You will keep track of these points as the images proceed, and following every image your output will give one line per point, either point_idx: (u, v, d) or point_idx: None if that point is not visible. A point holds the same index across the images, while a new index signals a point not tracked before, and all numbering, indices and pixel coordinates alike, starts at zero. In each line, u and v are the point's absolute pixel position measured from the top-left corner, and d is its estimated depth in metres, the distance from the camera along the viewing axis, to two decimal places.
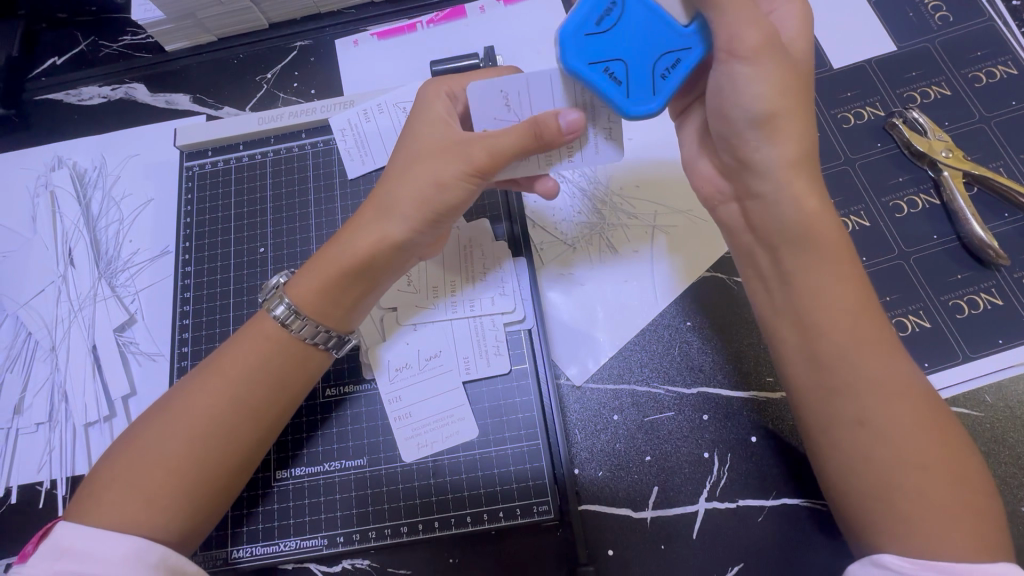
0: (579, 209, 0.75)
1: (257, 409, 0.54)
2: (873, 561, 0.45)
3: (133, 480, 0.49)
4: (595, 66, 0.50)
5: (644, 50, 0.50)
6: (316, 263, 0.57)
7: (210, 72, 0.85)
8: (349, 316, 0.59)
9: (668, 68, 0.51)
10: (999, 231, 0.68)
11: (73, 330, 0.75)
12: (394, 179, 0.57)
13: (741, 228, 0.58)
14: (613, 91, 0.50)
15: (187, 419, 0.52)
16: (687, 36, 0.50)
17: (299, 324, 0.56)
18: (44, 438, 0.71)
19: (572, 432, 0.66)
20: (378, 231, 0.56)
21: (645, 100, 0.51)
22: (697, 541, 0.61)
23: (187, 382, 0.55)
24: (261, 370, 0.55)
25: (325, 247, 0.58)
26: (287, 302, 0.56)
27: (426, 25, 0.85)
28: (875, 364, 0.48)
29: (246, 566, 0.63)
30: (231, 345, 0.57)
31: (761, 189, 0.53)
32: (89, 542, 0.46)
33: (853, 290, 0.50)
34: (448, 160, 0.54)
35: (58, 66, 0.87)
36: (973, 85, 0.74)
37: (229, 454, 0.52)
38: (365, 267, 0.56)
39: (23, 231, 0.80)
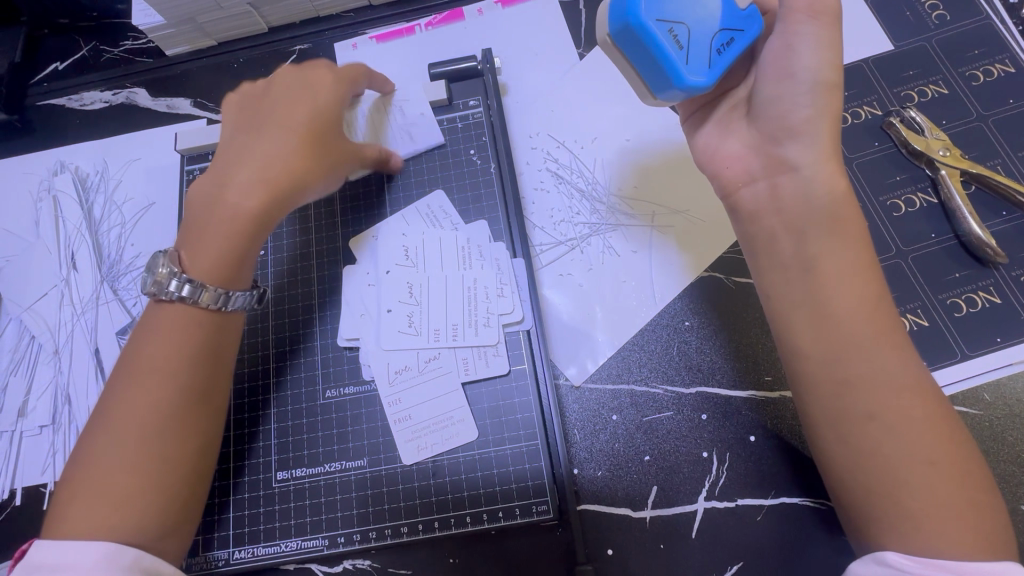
0: (577, 210, 0.75)
1: (197, 389, 0.55)
2: (876, 558, 0.46)
3: (99, 485, 0.50)
4: (661, 23, 0.50)
5: (704, 21, 0.52)
6: (206, 229, 0.59)
7: (211, 76, 0.85)
8: (240, 267, 0.59)
9: (721, 45, 0.53)
10: (997, 229, 0.68)
11: (76, 333, 0.75)
12: (267, 142, 0.61)
13: (754, 219, 0.57)
14: (672, 53, 0.51)
15: (129, 415, 0.52)
16: (739, 20, 0.54)
17: (203, 293, 0.57)
18: (48, 440, 0.71)
19: (571, 432, 0.66)
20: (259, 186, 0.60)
21: (701, 69, 0.52)
22: (696, 540, 0.61)
23: (113, 385, 0.54)
24: (192, 354, 0.55)
25: (208, 214, 0.59)
26: (188, 279, 0.56)
27: (425, 28, 0.86)
28: (884, 359, 0.49)
29: (247, 566, 0.63)
30: (146, 338, 0.56)
31: (797, 158, 0.53)
32: (63, 554, 0.47)
33: (864, 286, 0.51)
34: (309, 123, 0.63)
35: (60, 71, 0.87)
36: (971, 84, 0.74)
37: (183, 440, 0.53)
38: (257, 222, 0.60)
39: (26, 235, 0.80)
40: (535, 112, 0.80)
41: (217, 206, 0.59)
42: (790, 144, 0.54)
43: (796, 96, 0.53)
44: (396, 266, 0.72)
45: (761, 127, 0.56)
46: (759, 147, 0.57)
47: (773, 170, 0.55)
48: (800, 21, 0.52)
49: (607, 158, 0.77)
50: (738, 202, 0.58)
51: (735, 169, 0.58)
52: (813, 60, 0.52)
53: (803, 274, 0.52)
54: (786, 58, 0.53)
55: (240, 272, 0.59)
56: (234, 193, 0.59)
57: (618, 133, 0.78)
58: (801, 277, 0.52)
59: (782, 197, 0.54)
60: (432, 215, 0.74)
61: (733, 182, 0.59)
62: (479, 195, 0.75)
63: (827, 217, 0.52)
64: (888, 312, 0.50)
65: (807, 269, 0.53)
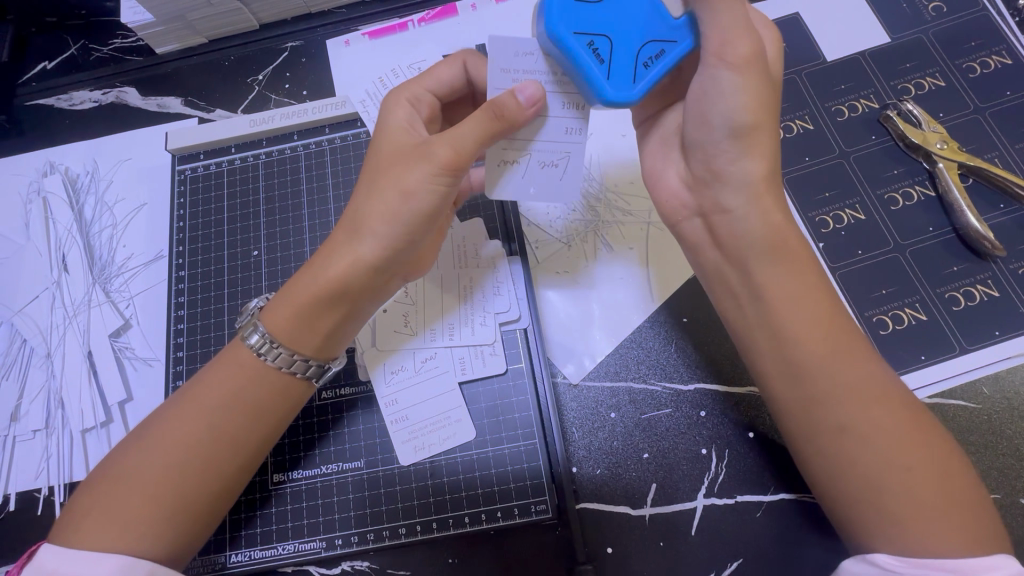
0: (573, 205, 0.75)
1: (236, 437, 0.54)
2: (866, 559, 0.45)
3: (117, 497, 0.49)
4: (580, 37, 0.48)
5: (634, 33, 0.50)
6: (292, 288, 0.56)
7: (202, 74, 0.84)
8: (329, 342, 0.57)
9: (650, 57, 0.50)
10: (995, 222, 0.68)
11: (68, 337, 0.74)
12: (360, 196, 0.55)
13: (698, 250, 0.58)
14: (594, 68, 0.48)
15: (167, 446, 0.52)
16: (670, 33, 0.50)
17: (273, 353, 0.55)
18: (41, 445, 0.70)
19: (569, 431, 0.66)
20: (350, 254, 0.54)
21: (625, 85, 0.49)
22: (697, 537, 0.61)
23: (167, 406, 0.55)
24: (239, 398, 0.54)
25: (299, 272, 0.56)
26: (261, 328, 0.56)
27: (418, 23, 0.85)
28: (852, 368, 0.49)
29: (245, 569, 0.63)
30: (211, 369, 0.56)
31: (730, 204, 0.53)
32: (73, 563, 0.46)
33: (816, 302, 0.51)
34: (415, 165, 0.53)
35: (48, 70, 0.86)
36: (968, 76, 0.74)
37: (207, 482, 0.52)
38: (341, 290, 0.54)
39: (16, 237, 0.80)
40: None
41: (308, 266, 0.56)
42: (721, 190, 0.54)
43: (717, 142, 0.52)
44: None
45: (693, 168, 0.56)
46: (691, 186, 0.57)
47: (708, 211, 0.56)
48: (714, 64, 0.49)
49: (603, 154, 0.77)
50: (680, 233, 0.60)
51: (672, 204, 0.59)
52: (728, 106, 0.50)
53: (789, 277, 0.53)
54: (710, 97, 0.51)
55: (328, 345, 0.57)
56: (331, 257, 0.54)
57: (615, 128, 0.78)
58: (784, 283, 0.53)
59: (719, 237, 0.55)
60: None
61: (673, 215, 0.60)
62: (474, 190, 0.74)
63: None
64: (847, 326, 0.51)
65: (754, 296, 0.53)
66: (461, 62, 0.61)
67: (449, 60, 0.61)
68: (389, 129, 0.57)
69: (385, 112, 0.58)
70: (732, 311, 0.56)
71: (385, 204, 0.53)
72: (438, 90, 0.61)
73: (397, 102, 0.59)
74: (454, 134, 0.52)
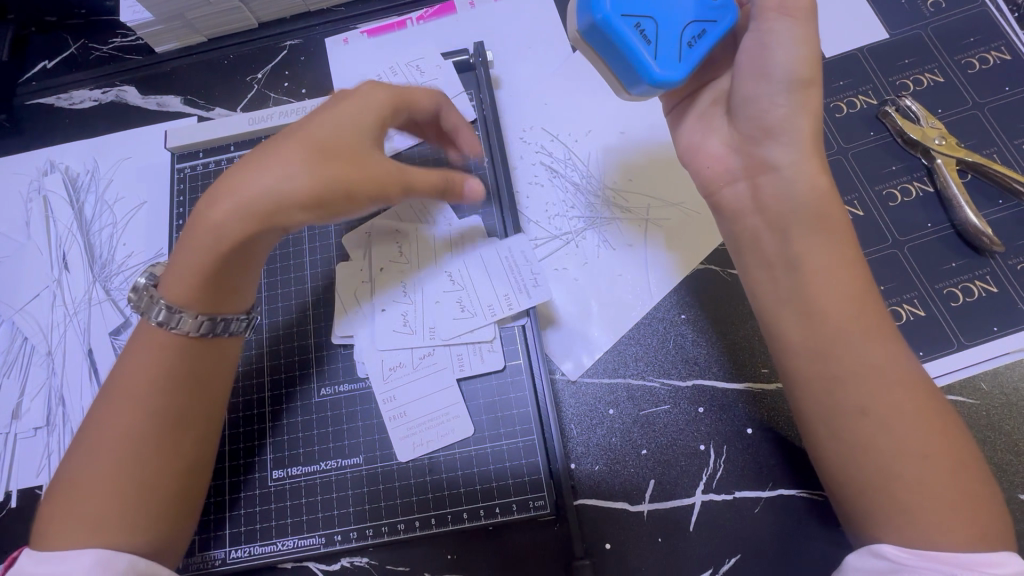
0: (571, 203, 0.75)
1: (177, 416, 0.53)
2: (872, 551, 0.46)
3: (80, 498, 0.49)
4: (626, 18, 0.49)
5: (674, 13, 0.51)
6: (185, 255, 0.53)
7: (201, 73, 0.84)
8: (222, 298, 0.56)
9: (693, 37, 0.51)
10: (994, 218, 0.68)
11: (69, 335, 0.75)
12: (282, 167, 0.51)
13: (737, 218, 0.57)
14: (640, 48, 0.50)
15: (109, 443, 0.51)
16: (708, 13, 0.52)
17: (183, 322, 0.54)
18: (42, 442, 0.71)
19: (568, 427, 0.66)
20: (231, 204, 0.50)
21: (671, 64, 0.50)
22: (695, 533, 0.61)
23: (97, 402, 0.54)
24: (166, 378, 0.53)
25: (194, 222, 0.53)
26: (163, 303, 0.54)
27: (416, 21, 0.85)
28: (874, 352, 0.49)
29: (244, 565, 0.63)
30: (127, 359, 0.55)
31: (779, 160, 0.54)
32: (51, 560, 0.47)
33: (850, 282, 0.51)
34: (332, 165, 0.50)
35: (48, 70, 0.87)
36: (967, 72, 0.74)
37: (164, 466, 0.52)
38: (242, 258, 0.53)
39: (17, 236, 0.80)
40: (528, 103, 0.80)
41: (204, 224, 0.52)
42: (771, 145, 0.54)
43: (772, 96, 0.52)
44: (391, 262, 0.71)
45: (739, 128, 0.56)
46: (739, 148, 0.57)
47: (755, 170, 0.55)
48: (774, 19, 0.51)
49: (600, 151, 0.77)
50: (719, 201, 0.59)
51: (714, 170, 0.58)
52: (786, 57, 0.51)
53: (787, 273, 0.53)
54: (760, 57, 0.52)
55: (230, 301, 0.57)
56: (214, 210, 0.51)
57: (613, 125, 0.78)
58: (784, 278, 0.53)
59: (765, 199, 0.55)
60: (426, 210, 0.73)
61: (714, 181, 0.59)
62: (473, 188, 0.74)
63: (815, 216, 0.52)
64: (875, 309, 0.51)
65: (791, 268, 0.53)
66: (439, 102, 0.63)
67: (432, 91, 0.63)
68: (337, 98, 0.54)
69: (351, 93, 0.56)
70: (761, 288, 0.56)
71: (290, 187, 0.49)
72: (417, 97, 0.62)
73: (372, 89, 0.57)
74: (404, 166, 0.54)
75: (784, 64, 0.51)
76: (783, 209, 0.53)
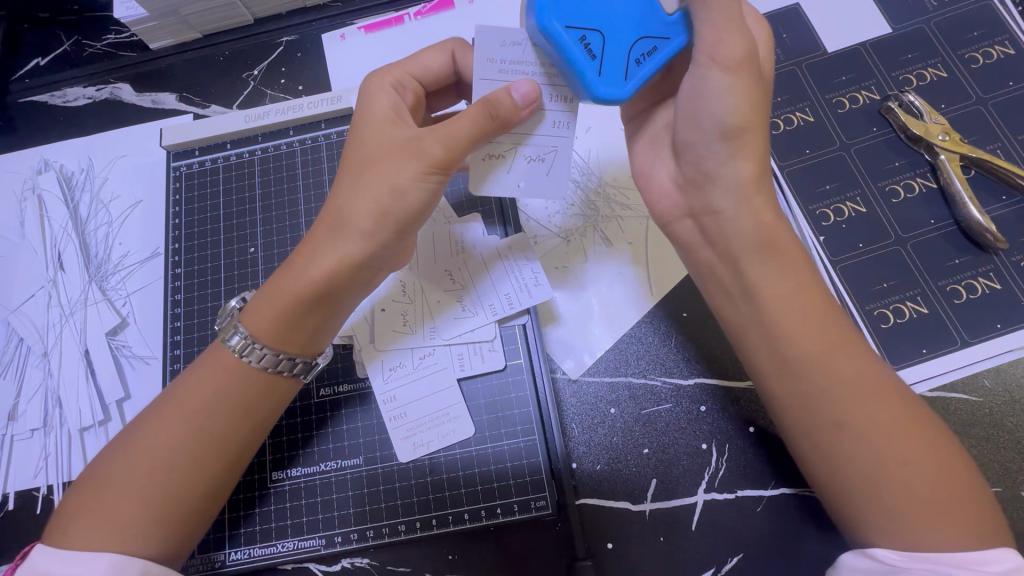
0: (572, 199, 0.74)
1: (221, 439, 0.53)
2: (862, 552, 0.46)
3: (103, 508, 0.49)
4: (572, 32, 0.48)
5: (625, 27, 0.49)
6: (272, 291, 0.55)
7: (197, 70, 0.83)
8: (290, 333, 0.55)
9: (641, 55, 0.50)
10: (997, 214, 0.67)
11: (65, 335, 0.74)
12: (345, 190, 0.54)
13: (691, 251, 0.57)
14: (586, 63, 0.48)
15: (136, 466, 0.51)
16: (661, 29, 0.50)
17: (257, 354, 0.55)
18: (40, 443, 0.70)
19: (569, 427, 0.66)
20: (333, 253, 0.53)
21: (617, 79, 0.49)
22: (697, 532, 0.61)
23: (150, 411, 0.54)
24: (219, 401, 0.54)
25: (278, 273, 0.56)
26: (242, 331, 0.55)
27: (414, 17, 0.84)
28: (848, 359, 0.49)
29: (244, 567, 0.63)
30: (190, 373, 0.56)
31: (721, 206, 0.53)
32: (65, 564, 0.46)
33: (837, 286, 0.51)
34: (405, 162, 0.52)
35: (41, 66, 0.85)
36: (971, 66, 0.73)
37: (195, 484, 0.52)
38: (326, 291, 0.54)
39: (11, 235, 0.79)
40: None
41: (290, 269, 0.55)
42: (712, 190, 0.53)
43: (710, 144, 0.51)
44: None
45: (683, 169, 0.55)
46: (683, 188, 0.56)
47: (700, 212, 0.55)
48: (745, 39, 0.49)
49: (601, 148, 0.76)
50: (674, 234, 0.59)
51: (665, 205, 0.58)
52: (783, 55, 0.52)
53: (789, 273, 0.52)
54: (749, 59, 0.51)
55: (301, 339, 0.56)
56: (303, 258, 0.55)
57: (613, 122, 0.77)
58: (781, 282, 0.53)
59: (712, 237, 0.54)
60: None
61: (664, 216, 0.59)
62: None
63: None
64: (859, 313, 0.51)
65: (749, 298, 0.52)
66: (449, 53, 0.61)
67: (438, 48, 0.61)
68: (376, 112, 0.56)
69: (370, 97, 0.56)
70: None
71: (374, 202, 0.52)
72: (421, 75, 0.61)
73: (380, 91, 0.57)
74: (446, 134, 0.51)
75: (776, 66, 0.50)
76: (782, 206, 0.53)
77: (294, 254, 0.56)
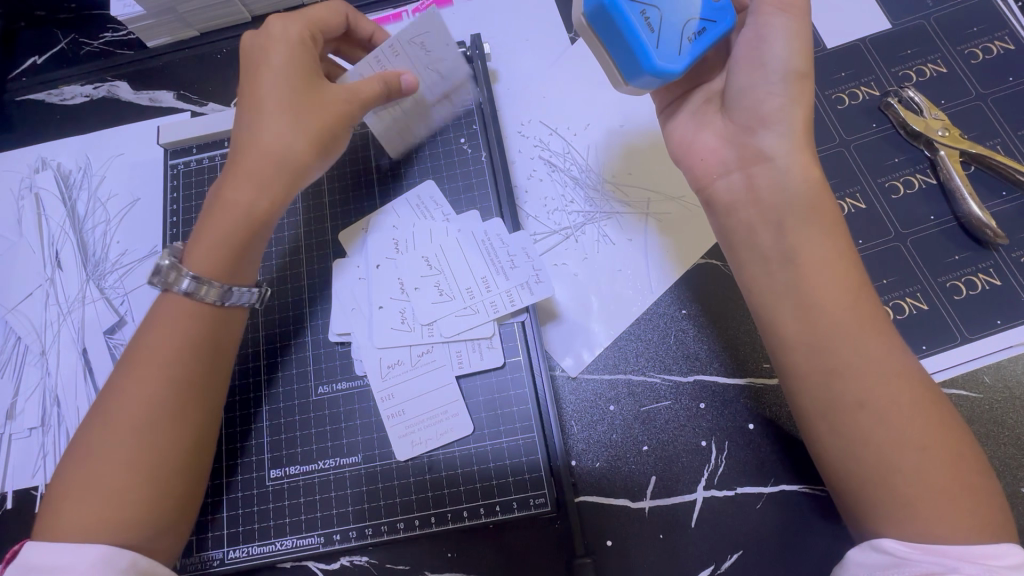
0: (570, 196, 0.74)
1: (193, 380, 0.54)
2: (874, 545, 0.45)
3: (88, 491, 0.49)
4: (633, 6, 0.50)
5: (677, 7, 0.51)
6: (209, 228, 0.58)
7: (194, 67, 0.83)
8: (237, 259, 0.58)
9: (694, 33, 0.52)
10: (997, 210, 0.67)
11: (63, 333, 0.74)
12: (259, 125, 0.59)
13: (731, 212, 0.57)
14: (644, 37, 0.50)
15: (105, 452, 0.50)
16: (710, 12, 0.52)
17: (205, 290, 0.56)
18: (37, 442, 0.70)
19: (568, 424, 0.66)
20: (252, 182, 0.58)
21: (671, 57, 0.51)
22: (696, 529, 0.61)
23: (114, 373, 0.54)
24: (184, 347, 0.54)
25: (208, 212, 0.59)
26: (190, 274, 0.56)
27: (412, 14, 0.83)
28: (858, 353, 0.48)
29: (242, 566, 0.63)
30: (148, 330, 0.55)
31: (772, 150, 0.54)
32: (54, 555, 0.46)
33: (833, 282, 0.50)
34: (325, 110, 0.60)
35: (38, 65, 0.85)
36: (970, 62, 0.73)
37: (178, 443, 0.52)
38: (257, 215, 0.59)
39: (8, 234, 0.79)
40: (525, 99, 0.79)
41: (221, 203, 0.59)
42: (766, 134, 0.54)
43: (769, 86, 0.53)
44: (386, 259, 0.70)
45: (734, 119, 0.57)
46: (732, 138, 0.57)
47: (748, 160, 0.55)
48: (771, 13, 0.53)
49: (599, 144, 0.76)
50: (713, 195, 0.58)
51: (710, 161, 0.58)
52: (784, 52, 0.52)
53: (786, 264, 0.52)
54: (757, 49, 0.54)
55: (239, 267, 0.59)
56: (231, 188, 0.58)
57: (611, 118, 0.77)
58: (778, 272, 0.53)
59: (760, 190, 0.54)
60: (422, 206, 0.72)
61: (705, 174, 0.59)
62: (470, 182, 0.73)
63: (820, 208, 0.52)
64: (868, 300, 0.50)
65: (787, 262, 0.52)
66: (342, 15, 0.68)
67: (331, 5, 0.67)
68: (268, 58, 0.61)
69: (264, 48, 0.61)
70: (755, 281, 0.55)
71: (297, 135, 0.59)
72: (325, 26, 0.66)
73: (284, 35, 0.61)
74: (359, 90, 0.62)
75: (781, 55, 0.52)
76: (780, 197, 0.53)
77: (218, 190, 0.59)
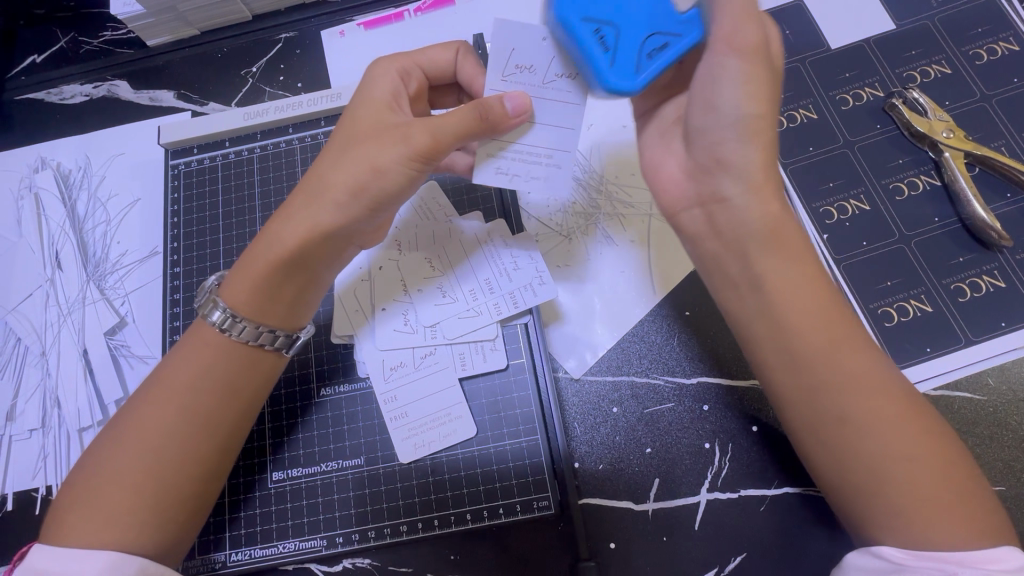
0: (573, 197, 0.74)
1: (211, 417, 0.53)
2: (872, 550, 0.45)
3: (96, 502, 0.49)
4: (588, 23, 0.48)
5: (642, 21, 0.49)
6: (247, 262, 0.55)
7: (194, 67, 0.83)
8: (295, 311, 0.58)
9: (655, 49, 0.49)
10: (1001, 212, 0.67)
11: (63, 335, 0.73)
12: (329, 162, 0.55)
13: (696, 241, 0.57)
14: (596, 54, 0.48)
15: (116, 473, 0.50)
16: (678, 25, 0.49)
17: (238, 328, 0.55)
18: (38, 444, 0.70)
19: (571, 426, 0.65)
20: (306, 221, 0.54)
21: (628, 73, 0.48)
22: (699, 532, 0.61)
23: (138, 395, 0.54)
24: (207, 380, 0.54)
25: (254, 243, 0.56)
26: (224, 307, 0.55)
27: (414, 13, 0.83)
28: (860, 357, 0.48)
29: (244, 568, 0.62)
30: (177, 358, 0.55)
31: (727, 192, 0.52)
32: (63, 562, 0.46)
33: (830, 287, 0.50)
34: (388, 145, 0.53)
35: (37, 63, 0.85)
36: (975, 63, 0.72)
37: (189, 472, 0.51)
38: (297, 257, 0.54)
39: (7, 235, 0.78)
40: None
41: (268, 237, 0.55)
42: (722, 177, 0.52)
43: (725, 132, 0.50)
44: (389, 260, 0.70)
45: (694, 156, 0.54)
46: (692, 174, 0.55)
47: (706, 199, 0.54)
48: (724, 52, 0.48)
49: (602, 146, 0.76)
50: (678, 224, 0.58)
51: (673, 194, 0.57)
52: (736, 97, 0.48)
53: (766, 285, 0.52)
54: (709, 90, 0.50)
55: (272, 310, 0.56)
56: (278, 223, 0.55)
57: (615, 119, 0.77)
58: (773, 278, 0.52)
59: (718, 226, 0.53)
60: (426, 206, 0.72)
61: (672, 205, 0.58)
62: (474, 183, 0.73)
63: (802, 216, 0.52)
64: (856, 308, 0.50)
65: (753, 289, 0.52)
66: (454, 51, 0.61)
67: (445, 45, 0.62)
68: (371, 98, 0.57)
69: (372, 84, 0.58)
70: (730, 306, 0.55)
71: (351, 177, 0.54)
72: (427, 69, 0.62)
73: (383, 75, 0.58)
74: (433, 122, 0.52)
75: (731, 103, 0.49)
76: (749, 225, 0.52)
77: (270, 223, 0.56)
